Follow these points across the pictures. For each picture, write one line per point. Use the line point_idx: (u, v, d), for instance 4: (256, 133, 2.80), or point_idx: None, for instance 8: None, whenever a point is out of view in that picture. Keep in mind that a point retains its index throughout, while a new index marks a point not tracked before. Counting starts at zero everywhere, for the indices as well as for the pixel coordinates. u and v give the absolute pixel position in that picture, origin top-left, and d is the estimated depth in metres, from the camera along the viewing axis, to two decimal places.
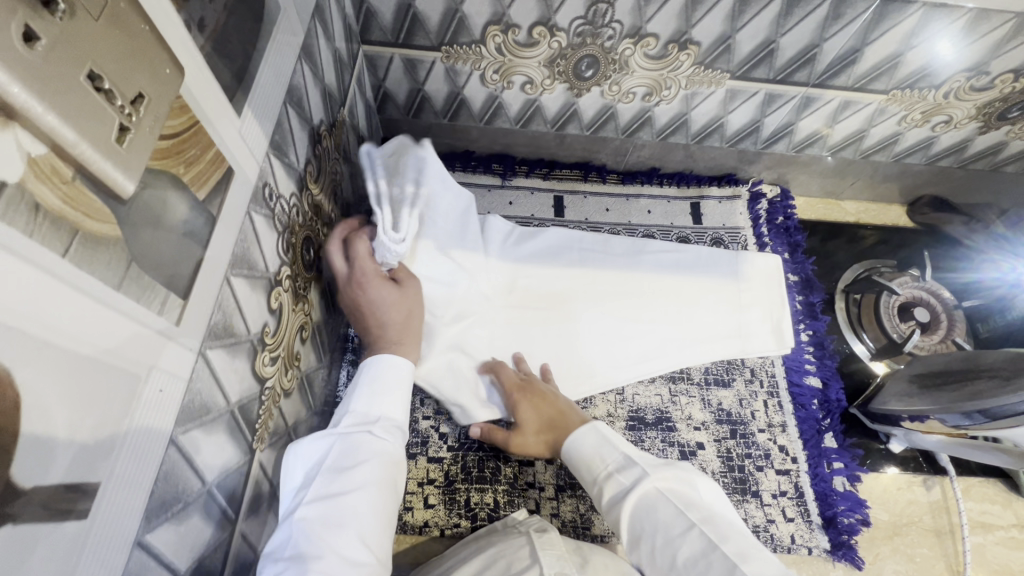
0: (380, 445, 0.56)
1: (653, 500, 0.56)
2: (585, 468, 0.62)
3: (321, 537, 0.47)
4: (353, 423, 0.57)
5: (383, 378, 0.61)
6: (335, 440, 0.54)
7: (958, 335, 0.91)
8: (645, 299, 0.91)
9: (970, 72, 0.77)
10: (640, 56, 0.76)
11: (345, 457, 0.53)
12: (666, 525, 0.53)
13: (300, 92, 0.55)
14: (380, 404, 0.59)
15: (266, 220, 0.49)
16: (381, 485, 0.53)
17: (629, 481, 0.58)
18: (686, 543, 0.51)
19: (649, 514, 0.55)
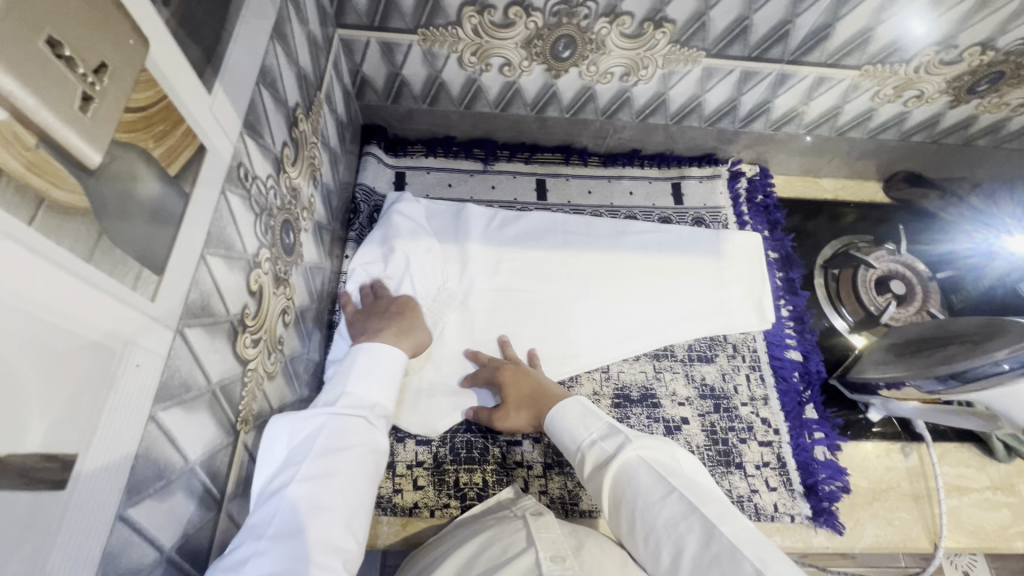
0: (371, 432, 0.56)
1: (634, 467, 0.57)
2: (569, 439, 0.64)
3: (308, 517, 0.47)
4: (348, 407, 0.57)
5: (380, 367, 0.63)
6: (329, 420, 0.54)
7: (933, 306, 0.94)
8: (627, 279, 0.93)
9: (938, 46, 0.78)
10: (616, 35, 0.77)
11: (338, 438, 0.53)
12: (646, 490, 0.54)
13: (274, 74, 0.55)
14: (375, 391, 0.61)
15: (243, 201, 0.49)
16: (370, 472, 0.54)
17: (612, 449, 0.59)
18: (664, 506, 0.52)
19: (630, 480, 0.56)
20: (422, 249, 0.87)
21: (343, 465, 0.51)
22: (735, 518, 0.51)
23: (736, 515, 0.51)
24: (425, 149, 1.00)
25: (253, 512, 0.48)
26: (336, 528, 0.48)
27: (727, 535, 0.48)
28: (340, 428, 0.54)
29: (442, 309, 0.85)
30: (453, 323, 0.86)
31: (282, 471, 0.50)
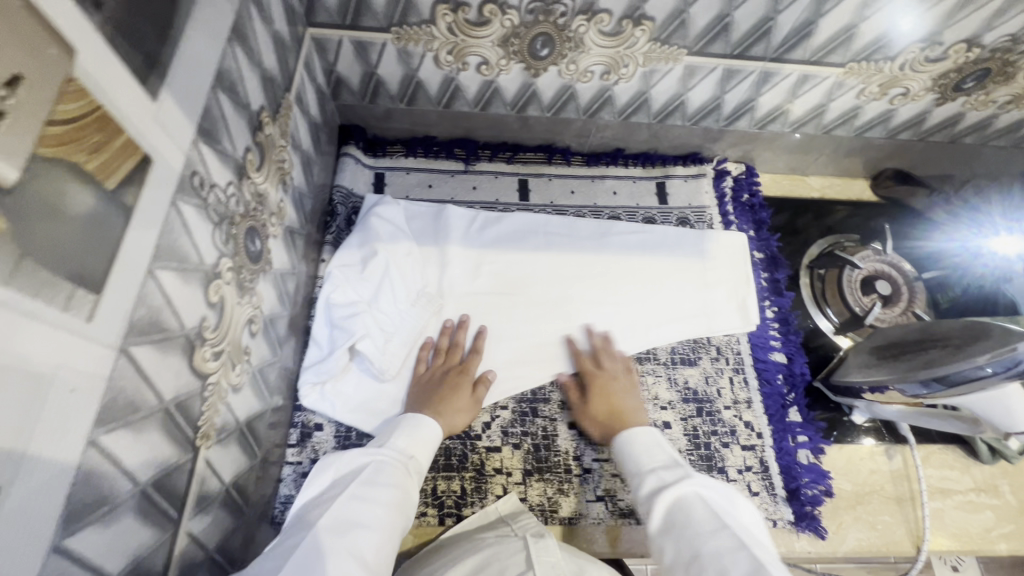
0: (407, 478, 0.64)
1: (691, 500, 0.55)
2: (636, 461, 0.64)
3: (342, 527, 0.54)
4: (391, 451, 0.66)
5: (419, 426, 0.71)
6: (375, 457, 0.64)
7: (918, 306, 0.93)
8: (610, 281, 0.92)
9: (923, 42, 0.76)
10: (595, 33, 0.75)
11: (379, 475, 0.61)
12: (699, 521, 0.52)
13: (233, 77, 0.53)
14: (413, 445, 0.68)
15: (199, 211, 0.47)
16: (400, 509, 0.60)
17: (674, 479, 0.58)
18: (713, 538, 0.50)
19: (686, 509, 0.54)
20: (403, 252, 0.85)
21: (379, 496, 0.59)
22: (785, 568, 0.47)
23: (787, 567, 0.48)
24: (405, 150, 0.98)
25: (295, 524, 0.55)
26: (364, 545, 0.54)
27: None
28: (382, 467, 0.63)
29: (423, 315, 0.84)
30: (433, 328, 0.86)
31: (327, 491, 0.59)
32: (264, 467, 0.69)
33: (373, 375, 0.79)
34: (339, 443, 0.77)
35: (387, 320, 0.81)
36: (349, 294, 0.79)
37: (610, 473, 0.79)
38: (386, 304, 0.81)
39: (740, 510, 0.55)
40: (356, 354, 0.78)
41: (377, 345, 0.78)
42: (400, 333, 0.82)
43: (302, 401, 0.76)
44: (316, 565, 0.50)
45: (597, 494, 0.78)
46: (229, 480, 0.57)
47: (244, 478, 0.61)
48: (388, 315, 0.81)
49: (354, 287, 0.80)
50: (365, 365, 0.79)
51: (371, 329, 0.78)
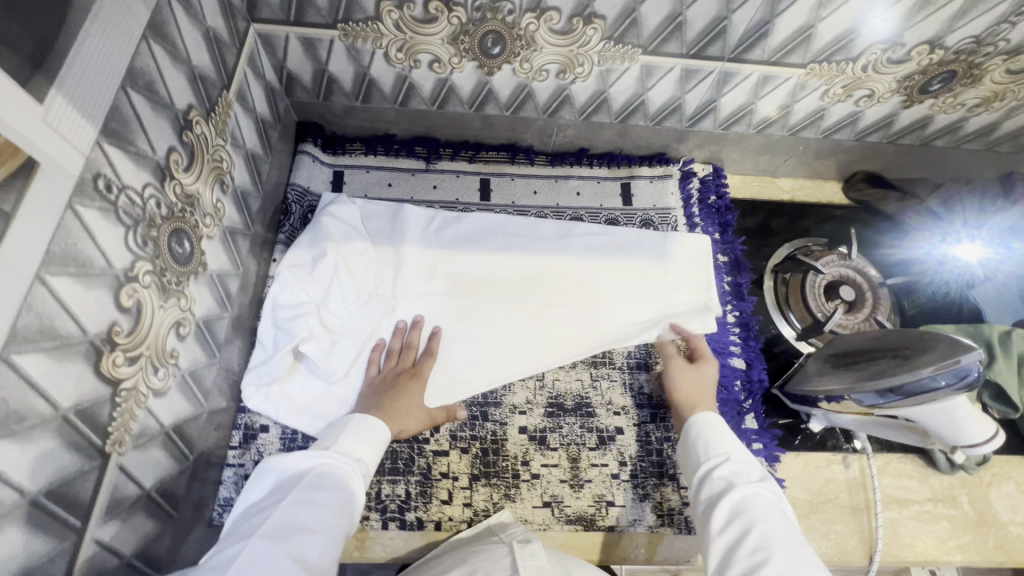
0: (352, 480, 0.63)
1: (768, 503, 0.61)
2: (725, 444, 0.69)
3: (281, 531, 0.54)
4: (336, 452, 0.66)
5: (365, 427, 0.70)
6: (317, 460, 0.63)
7: (882, 314, 0.91)
8: (572, 284, 0.91)
9: (884, 44, 0.74)
10: (545, 31, 0.73)
11: (321, 478, 0.61)
12: (776, 521, 0.58)
13: (149, 75, 0.51)
14: (360, 447, 0.68)
15: (104, 214, 0.46)
16: (344, 511, 0.59)
17: (762, 480, 0.64)
18: (788, 542, 0.56)
19: (763, 507, 0.60)
20: (355, 253, 0.84)
21: (321, 499, 0.58)
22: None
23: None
24: (364, 147, 0.96)
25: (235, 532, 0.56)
26: (306, 547, 0.53)
27: None
28: (326, 469, 0.63)
29: (374, 316, 0.83)
30: (385, 330, 0.84)
31: (268, 497, 0.59)
32: (202, 469, 0.68)
33: (320, 377, 0.78)
34: (284, 445, 0.76)
35: (334, 322, 0.80)
36: (297, 294, 0.78)
37: (558, 478, 0.79)
38: (335, 304, 0.80)
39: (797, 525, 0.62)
40: (301, 356, 0.77)
41: (322, 347, 0.77)
42: (348, 335, 0.81)
43: (245, 402, 0.75)
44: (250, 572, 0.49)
45: (544, 499, 0.78)
46: (151, 485, 0.56)
47: (172, 482, 0.60)
48: (337, 316, 0.80)
49: (303, 288, 0.79)
50: (312, 367, 0.78)
51: (317, 331, 0.77)
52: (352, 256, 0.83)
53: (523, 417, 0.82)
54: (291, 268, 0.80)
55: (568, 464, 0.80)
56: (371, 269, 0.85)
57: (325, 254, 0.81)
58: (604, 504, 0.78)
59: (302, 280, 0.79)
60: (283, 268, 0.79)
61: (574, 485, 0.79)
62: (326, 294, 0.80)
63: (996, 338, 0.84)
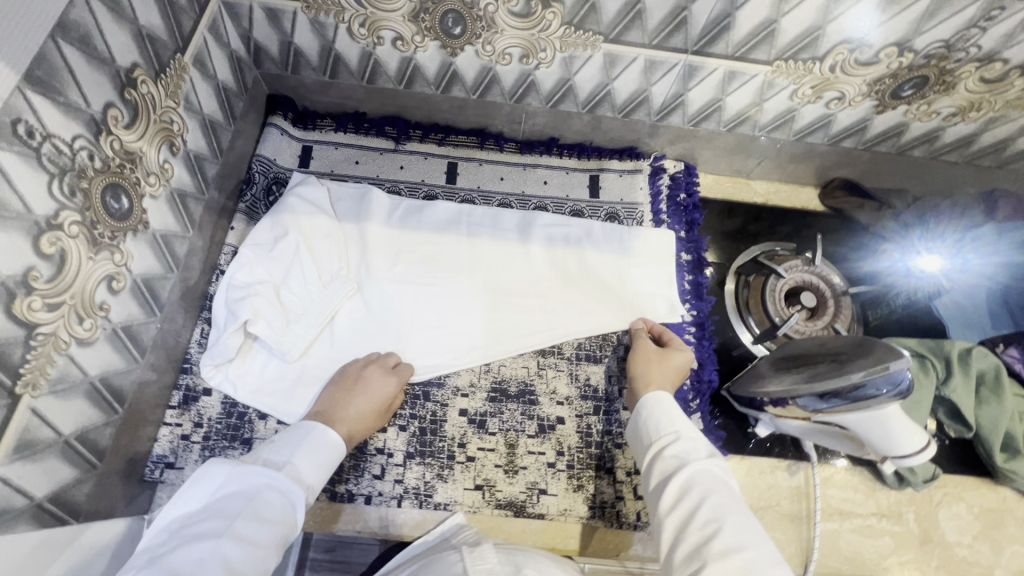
0: (294, 509, 0.61)
1: (716, 478, 0.61)
2: (675, 422, 0.68)
3: None
4: (290, 475, 0.63)
5: (323, 446, 0.68)
6: (264, 484, 0.61)
7: (841, 322, 0.89)
8: (538, 275, 0.89)
9: (852, 44, 0.73)
10: (505, 13, 0.73)
11: (264, 508, 0.58)
12: (724, 495, 0.59)
13: (85, 29, 0.52)
14: (313, 468, 0.66)
15: (24, 160, 0.47)
16: (275, 552, 0.57)
17: (712, 455, 0.64)
18: (737, 514, 0.57)
19: (712, 483, 0.60)
20: (315, 227, 0.83)
21: (258, 538, 0.56)
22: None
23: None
24: (335, 124, 0.97)
25: (168, 550, 0.53)
26: None
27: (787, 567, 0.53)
28: (270, 497, 0.60)
29: (334, 298, 0.82)
30: (346, 311, 0.83)
31: (203, 519, 0.56)
32: (136, 424, 0.69)
33: (275, 355, 0.78)
34: (225, 410, 0.78)
35: (291, 301, 0.79)
36: (255, 273, 0.78)
37: (493, 463, 0.79)
38: (296, 284, 0.80)
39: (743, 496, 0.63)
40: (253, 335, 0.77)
41: (273, 327, 0.76)
42: (305, 315, 0.80)
43: (205, 381, 0.77)
44: None
45: (477, 482, 0.78)
46: (71, 432, 0.57)
47: (96, 433, 0.62)
48: (296, 296, 0.80)
49: (262, 268, 0.78)
50: (266, 346, 0.78)
51: (267, 311, 0.76)
52: (314, 237, 0.83)
53: (466, 401, 0.82)
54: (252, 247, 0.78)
55: (505, 449, 0.80)
56: (332, 252, 0.83)
57: (285, 237, 0.80)
58: (536, 492, 0.78)
59: (257, 259, 0.78)
60: (245, 245, 0.79)
61: (508, 471, 0.78)
62: (284, 276, 0.79)
63: (956, 355, 0.82)
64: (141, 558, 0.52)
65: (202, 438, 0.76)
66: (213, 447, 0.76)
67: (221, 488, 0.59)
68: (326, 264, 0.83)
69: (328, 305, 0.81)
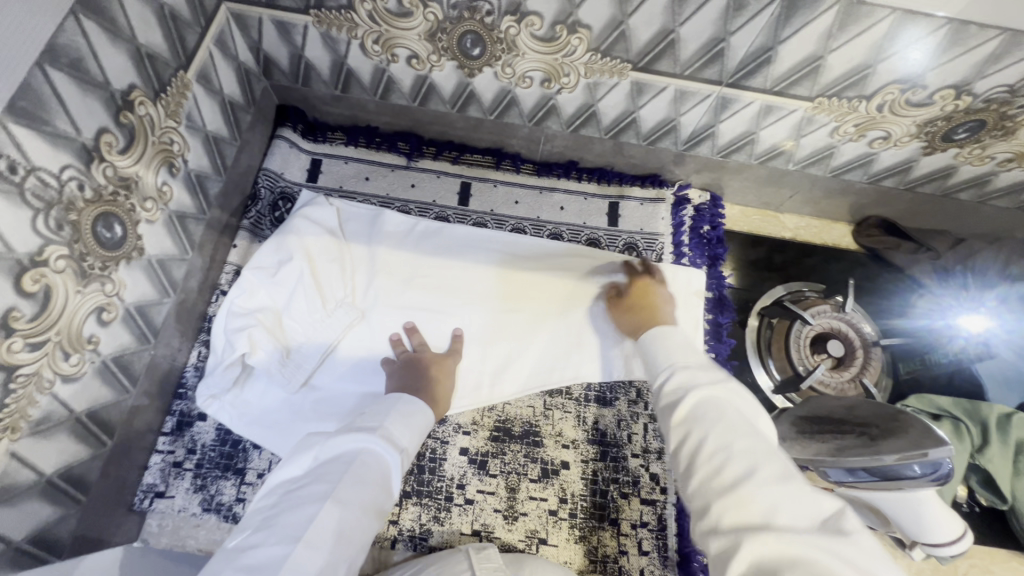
0: (392, 473, 0.59)
1: (716, 404, 0.51)
2: (669, 355, 0.58)
3: (324, 541, 0.49)
4: (386, 438, 0.61)
5: (413, 415, 0.66)
6: (363, 447, 0.58)
7: (869, 376, 0.84)
8: (553, 306, 0.86)
9: (905, 83, 0.66)
10: (527, 36, 0.68)
11: (367, 470, 0.56)
12: (729, 421, 0.48)
13: (76, 53, 0.49)
14: (406, 434, 0.64)
15: (4, 196, 0.44)
16: (376, 517, 0.55)
17: (711, 379, 0.53)
18: (746, 437, 0.46)
19: (715, 410, 0.50)
20: (321, 249, 0.81)
21: (363, 502, 0.53)
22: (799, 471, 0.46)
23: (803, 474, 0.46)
24: (345, 137, 0.93)
25: (278, 510, 0.51)
26: (340, 563, 0.49)
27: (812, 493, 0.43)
28: (370, 460, 0.57)
29: (338, 326, 0.80)
30: (351, 339, 0.81)
31: (310, 481, 0.54)
32: (125, 452, 0.67)
33: (275, 384, 0.76)
34: (218, 437, 0.75)
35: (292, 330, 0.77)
36: (257, 299, 0.76)
37: (492, 507, 0.75)
38: (298, 312, 0.78)
39: (762, 419, 0.52)
40: (251, 366, 0.75)
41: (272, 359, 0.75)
42: (307, 344, 0.78)
43: (201, 410, 0.75)
44: None
45: (474, 527, 0.74)
46: (53, 470, 0.55)
47: (82, 468, 0.60)
48: (298, 324, 0.78)
49: (262, 296, 0.76)
50: (264, 377, 0.76)
51: (266, 341, 0.74)
52: (320, 263, 0.81)
53: (466, 438, 0.79)
54: (254, 273, 0.76)
55: (505, 493, 0.76)
56: (338, 278, 0.82)
57: (290, 262, 0.78)
58: (536, 541, 0.74)
59: (256, 287, 0.76)
60: (244, 271, 0.77)
61: (508, 517, 0.75)
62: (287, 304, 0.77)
63: (994, 422, 0.76)
64: (254, 519, 0.52)
65: (195, 465, 0.74)
66: (205, 475, 0.73)
67: (321, 454, 0.57)
68: (330, 290, 0.80)
69: (330, 336, 0.79)
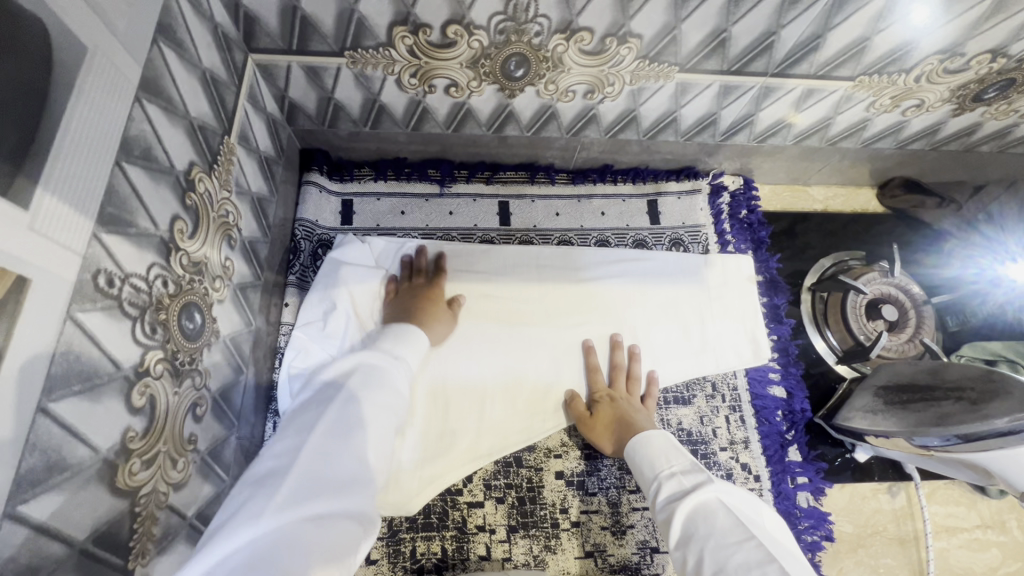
0: (395, 381, 0.59)
1: (711, 508, 0.56)
2: (654, 466, 0.65)
3: (333, 440, 0.49)
4: (381, 353, 0.61)
5: (407, 335, 0.67)
6: (359, 361, 0.59)
7: (926, 335, 0.87)
8: (616, 315, 0.85)
9: (945, 54, 0.68)
10: (575, 52, 0.66)
11: (366, 379, 0.57)
12: (723, 532, 0.53)
13: (146, 142, 0.45)
14: (403, 349, 0.64)
15: (109, 314, 0.41)
16: (387, 414, 0.55)
17: (701, 485, 0.59)
18: (739, 549, 0.51)
19: (707, 519, 0.55)
20: (371, 296, 0.78)
21: (367, 405, 0.54)
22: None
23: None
24: (373, 172, 0.89)
25: (289, 425, 0.53)
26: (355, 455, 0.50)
27: None
28: (369, 370, 0.58)
29: None
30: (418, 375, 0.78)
31: (319, 394, 0.55)
32: None
33: None
34: None
35: None
36: (313, 357, 0.73)
37: (599, 525, 0.76)
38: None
39: (762, 519, 0.58)
40: None
41: None
42: None
43: None
44: (308, 474, 0.46)
45: (586, 549, 0.75)
46: None
47: None
48: None
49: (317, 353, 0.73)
50: None
51: None
52: (366, 308, 0.77)
53: (559, 461, 0.78)
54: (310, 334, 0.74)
55: (609, 509, 0.76)
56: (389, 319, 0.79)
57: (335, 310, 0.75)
58: (649, 551, 0.75)
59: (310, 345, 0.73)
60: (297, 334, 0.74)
61: (617, 532, 0.75)
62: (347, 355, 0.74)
63: None
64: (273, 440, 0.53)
65: None
66: None
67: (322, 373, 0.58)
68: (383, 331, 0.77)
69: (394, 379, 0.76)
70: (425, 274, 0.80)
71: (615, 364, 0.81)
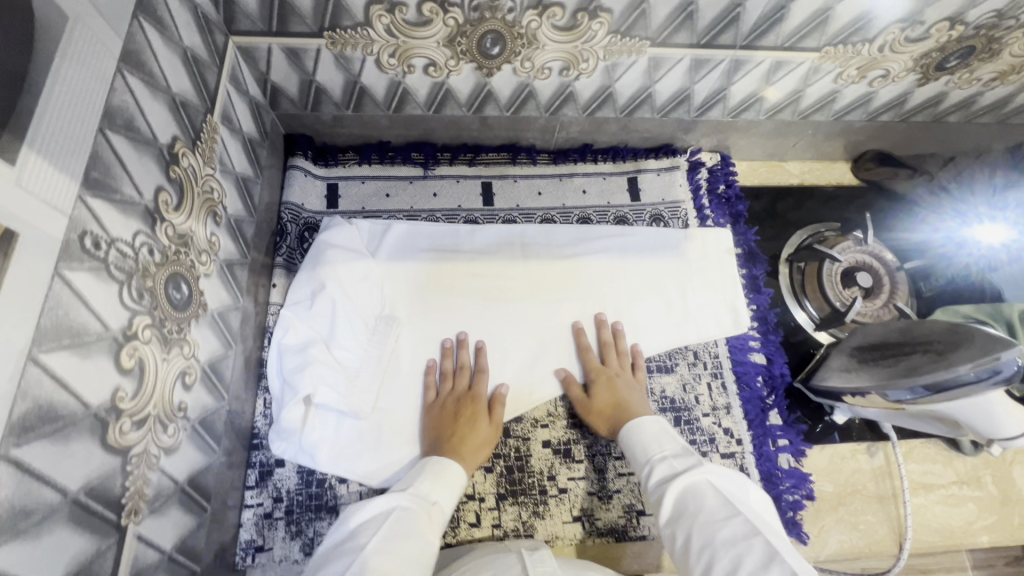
0: (429, 528, 0.57)
1: (700, 488, 0.57)
2: (647, 451, 0.66)
3: None
4: (415, 496, 0.61)
5: (442, 467, 0.66)
6: (394, 505, 0.58)
7: (900, 300, 0.90)
8: (598, 289, 0.87)
9: (904, 22, 0.71)
10: (548, 28, 0.68)
11: (399, 526, 0.55)
12: (710, 509, 0.55)
13: (128, 112, 0.47)
14: (436, 488, 0.63)
15: (96, 274, 0.42)
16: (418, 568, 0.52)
17: (691, 467, 0.60)
18: (726, 525, 0.52)
19: (697, 499, 0.56)
20: (357, 275, 0.80)
21: (398, 550, 0.52)
22: (796, 557, 0.50)
23: (804, 564, 0.49)
24: (358, 156, 0.91)
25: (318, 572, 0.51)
26: None
27: (792, 560, 0.48)
28: (403, 518, 0.57)
29: (386, 339, 0.79)
30: (403, 349, 0.80)
31: (350, 539, 0.54)
32: (220, 515, 0.65)
33: (346, 413, 0.74)
34: (302, 480, 0.74)
35: (347, 357, 0.75)
36: (301, 333, 0.74)
37: (586, 490, 0.78)
38: (344, 338, 0.76)
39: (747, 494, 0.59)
40: (316, 404, 0.73)
41: (337, 391, 0.72)
42: (362, 367, 0.76)
43: (277, 455, 0.73)
44: None
45: (574, 513, 0.77)
46: (171, 545, 0.54)
47: (192, 537, 0.58)
48: (349, 351, 0.76)
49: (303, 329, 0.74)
50: (328, 409, 0.73)
51: (327, 376, 0.72)
52: (353, 287, 0.79)
53: (546, 431, 0.80)
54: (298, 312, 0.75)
55: (596, 475, 0.78)
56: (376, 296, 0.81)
57: (322, 288, 0.76)
58: (635, 514, 0.77)
59: (297, 321, 0.74)
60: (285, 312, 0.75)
61: (603, 497, 0.77)
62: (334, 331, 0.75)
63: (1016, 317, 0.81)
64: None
65: (285, 513, 0.72)
66: (299, 520, 0.72)
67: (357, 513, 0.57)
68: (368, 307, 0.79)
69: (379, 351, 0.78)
70: (465, 372, 0.78)
71: (604, 341, 0.83)
